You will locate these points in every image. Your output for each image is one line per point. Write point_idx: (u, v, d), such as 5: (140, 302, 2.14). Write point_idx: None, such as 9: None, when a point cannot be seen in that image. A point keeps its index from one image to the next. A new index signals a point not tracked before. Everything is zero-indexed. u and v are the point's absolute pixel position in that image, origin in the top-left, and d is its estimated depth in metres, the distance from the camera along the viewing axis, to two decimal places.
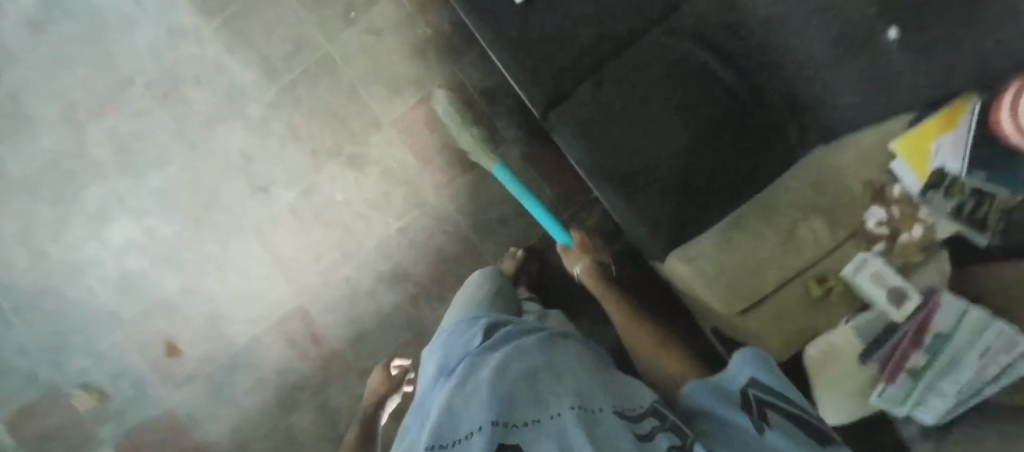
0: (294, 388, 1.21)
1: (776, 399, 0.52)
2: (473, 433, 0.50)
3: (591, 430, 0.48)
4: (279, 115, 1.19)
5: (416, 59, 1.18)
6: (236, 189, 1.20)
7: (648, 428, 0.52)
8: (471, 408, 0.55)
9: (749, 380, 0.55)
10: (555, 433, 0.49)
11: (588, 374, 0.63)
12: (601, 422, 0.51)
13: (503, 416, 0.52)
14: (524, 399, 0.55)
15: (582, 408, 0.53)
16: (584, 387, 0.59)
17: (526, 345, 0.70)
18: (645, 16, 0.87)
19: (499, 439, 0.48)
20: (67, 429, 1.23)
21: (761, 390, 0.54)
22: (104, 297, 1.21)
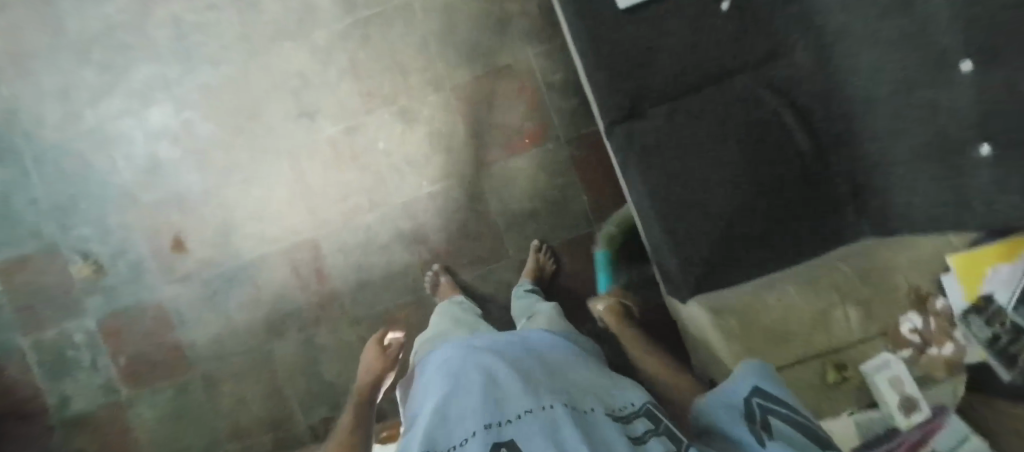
0: (285, 315, 1.21)
1: (779, 407, 0.52)
2: (467, 440, 0.54)
3: (583, 427, 0.53)
4: (345, 47, 1.16)
5: (495, 29, 1.14)
6: (282, 108, 1.17)
7: (640, 430, 0.56)
8: (464, 415, 0.59)
9: (751, 389, 0.54)
10: (548, 428, 0.53)
11: (575, 378, 0.68)
12: (593, 420, 0.56)
13: (495, 418, 0.56)
14: (512, 400, 0.60)
15: (572, 407, 0.57)
16: (572, 391, 0.63)
17: (514, 351, 0.75)
18: (742, 58, 0.85)
19: (493, 439, 0.53)
20: (55, 290, 1.23)
21: (767, 401, 0.53)
22: (127, 174, 1.21)
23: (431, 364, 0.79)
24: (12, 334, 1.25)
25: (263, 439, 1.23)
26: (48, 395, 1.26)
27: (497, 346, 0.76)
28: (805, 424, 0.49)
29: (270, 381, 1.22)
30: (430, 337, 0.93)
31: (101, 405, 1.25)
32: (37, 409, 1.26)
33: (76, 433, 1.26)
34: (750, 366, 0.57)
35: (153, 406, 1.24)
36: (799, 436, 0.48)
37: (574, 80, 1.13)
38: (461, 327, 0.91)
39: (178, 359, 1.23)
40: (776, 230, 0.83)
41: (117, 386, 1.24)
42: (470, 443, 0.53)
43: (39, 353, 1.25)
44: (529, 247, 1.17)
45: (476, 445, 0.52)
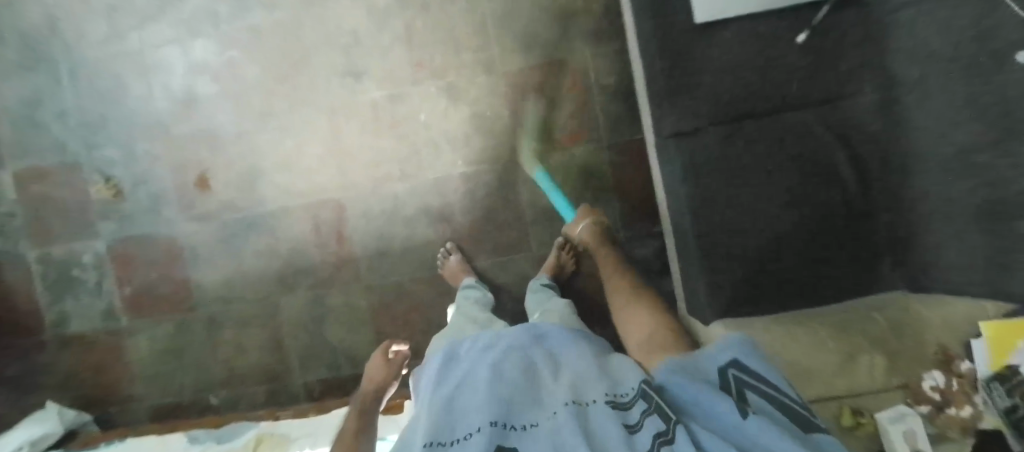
0: (298, 270, 1.19)
1: (755, 381, 0.49)
2: (471, 434, 0.51)
3: (585, 427, 0.47)
4: (403, 12, 1.14)
5: (557, 20, 1.12)
6: (328, 64, 1.15)
7: (637, 414, 0.49)
8: (470, 411, 0.56)
9: (729, 361, 0.51)
10: (550, 433, 0.48)
11: (584, 363, 0.63)
12: (596, 415, 0.49)
13: (501, 418, 0.52)
14: (519, 400, 0.56)
15: (576, 403, 0.52)
16: (580, 381, 0.57)
17: (526, 341, 0.72)
18: (809, 91, 0.84)
19: (496, 441, 0.49)
20: (70, 207, 1.21)
21: (743, 373, 0.50)
22: (161, 103, 1.19)
23: (447, 354, 0.77)
24: (19, 244, 1.23)
25: (256, 390, 1.22)
26: (47, 311, 1.24)
27: (510, 338, 0.74)
28: (785, 403, 0.47)
29: (273, 333, 1.21)
30: (443, 333, 0.90)
31: (99, 330, 1.24)
32: (34, 323, 1.25)
33: (70, 354, 1.25)
34: (726, 338, 0.54)
35: (151, 340, 1.23)
36: (779, 414, 0.45)
37: (627, 84, 1.12)
38: (474, 322, 0.90)
39: (183, 297, 1.22)
40: (809, 267, 0.85)
41: (117, 313, 1.23)
42: (472, 443, 0.50)
43: (45, 268, 1.23)
44: (552, 243, 1.16)
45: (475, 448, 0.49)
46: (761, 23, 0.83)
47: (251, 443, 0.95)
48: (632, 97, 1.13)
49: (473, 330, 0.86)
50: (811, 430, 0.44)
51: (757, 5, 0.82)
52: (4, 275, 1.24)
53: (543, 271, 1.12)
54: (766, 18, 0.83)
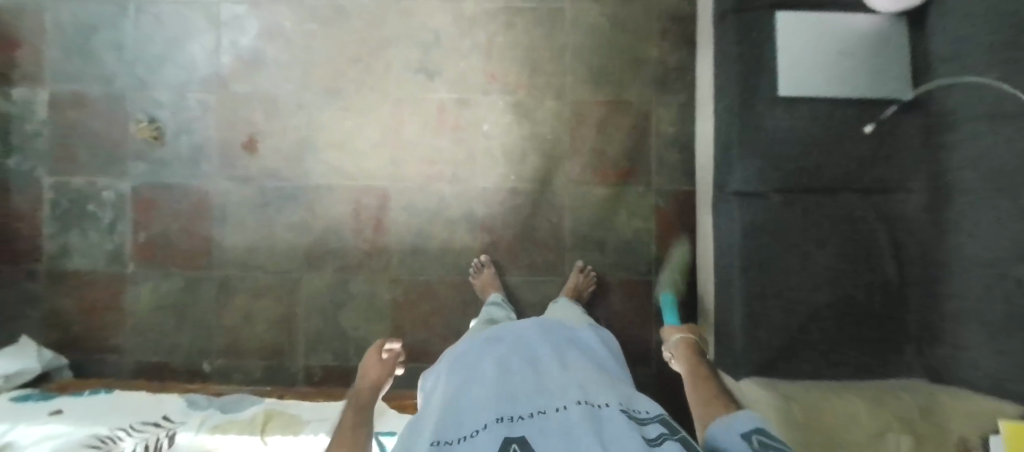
0: (328, 250, 1.17)
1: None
2: (478, 432, 0.50)
3: (598, 430, 0.48)
4: (487, 25, 1.17)
5: (632, 65, 1.17)
6: (404, 57, 1.17)
7: (655, 433, 0.51)
8: (476, 405, 0.55)
9: (753, 427, 0.54)
10: (563, 430, 0.49)
11: (591, 369, 0.65)
12: (609, 419, 0.51)
13: (508, 413, 0.52)
14: (525, 395, 0.56)
15: (587, 404, 0.53)
16: (586, 383, 0.59)
17: (532, 338, 0.72)
18: (866, 176, 0.90)
19: (503, 436, 0.48)
20: (104, 139, 1.17)
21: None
22: (225, 58, 1.17)
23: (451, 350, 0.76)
24: (37, 167, 1.17)
25: (253, 365, 1.17)
26: (48, 242, 1.17)
27: (515, 333, 0.74)
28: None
29: (287, 309, 1.17)
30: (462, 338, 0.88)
31: (101, 272, 1.17)
32: (30, 252, 1.18)
33: (63, 291, 1.18)
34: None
35: (153, 292, 1.17)
36: None
37: (686, 137, 1.17)
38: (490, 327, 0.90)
39: (199, 255, 1.17)
40: (840, 340, 0.90)
41: (125, 258, 1.17)
42: (481, 438, 0.49)
43: (58, 195, 1.17)
44: (573, 266, 1.18)
45: (485, 443, 0.48)
46: (839, 107, 0.90)
47: (260, 417, 0.89)
48: (687, 150, 1.18)
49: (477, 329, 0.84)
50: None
51: (839, 92, 0.89)
52: (11, 195, 1.17)
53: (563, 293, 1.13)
54: (845, 103, 0.90)
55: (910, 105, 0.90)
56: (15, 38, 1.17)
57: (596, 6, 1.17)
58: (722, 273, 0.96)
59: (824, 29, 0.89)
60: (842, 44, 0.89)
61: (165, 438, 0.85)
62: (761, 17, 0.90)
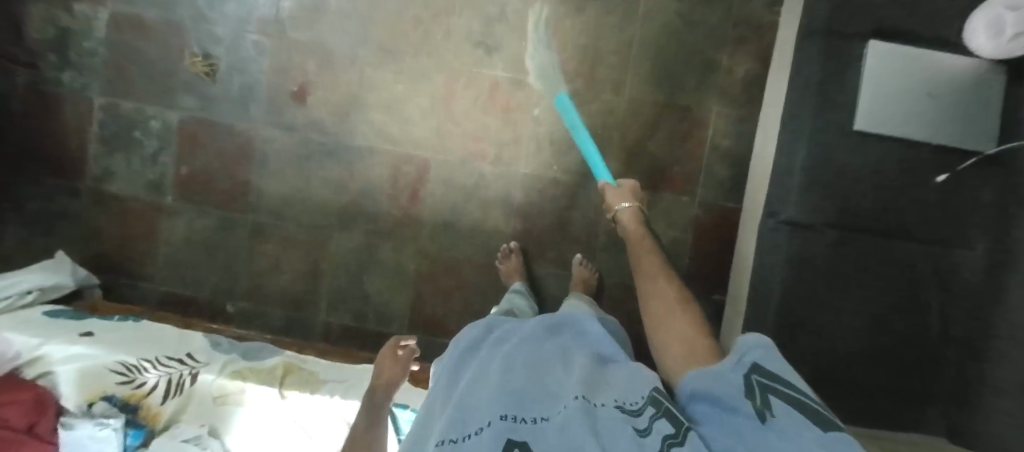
0: (362, 213, 1.17)
1: (782, 388, 0.44)
2: (483, 428, 0.46)
3: (597, 430, 0.43)
4: (557, 6, 1.12)
5: (699, 69, 1.12)
6: (467, 27, 1.12)
7: (648, 422, 0.44)
8: (479, 402, 0.51)
9: (751, 365, 0.47)
10: (562, 430, 0.43)
11: (592, 363, 0.58)
12: (608, 417, 0.45)
13: (510, 412, 0.48)
14: (528, 393, 0.51)
15: (587, 400, 0.47)
16: (590, 377, 0.53)
17: (537, 329, 0.66)
18: (926, 225, 0.86)
19: (508, 437, 0.44)
20: (158, 68, 1.16)
21: (768, 379, 0.45)
22: (286, 1, 1.13)
23: (459, 344, 0.71)
24: (90, 85, 1.17)
25: (275, 312, 1.19)
26: (93, 162, 1.19)
27: (520, 329, 0.68)
28: (813, 408, 0.41)
29: (315, 264, 1.18)
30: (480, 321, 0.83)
31: (140, 198, 1.19)
32: (76, 169, 1.19)
33: (103, 212, 1.20)
34: (751, 340, 0.50)
35: (188, 227, 1.19)
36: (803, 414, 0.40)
37: (741, 155, 1.13)
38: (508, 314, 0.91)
39: (236, 198, 1.18)
40: (866, 390, 0.88)
41: (165, 190, 1.19)
42: (484, 437, 0.45)
43: (108, 118, 1.18)
44: (571, 260, 1.16)
45: (485, 442, 0.44)
46: (914, 150, 0.85)
47: (280, 369, 0.92)
48: (740, 168, 1.14)
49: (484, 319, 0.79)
50: (835, 430, 0.38)
51: (916, 135, 0.84)
52: (64, 109, 1.18)
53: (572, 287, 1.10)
54: (923, 148, 0.85)
55: (987, 161, 0.85)
56: None
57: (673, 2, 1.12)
58: (757, 299, 0.94)
59: (918, 66, 0.84)
60: (934, 86, 0.84)
61: (188, 376, 0.90)
62: (850, 43, 0.86)
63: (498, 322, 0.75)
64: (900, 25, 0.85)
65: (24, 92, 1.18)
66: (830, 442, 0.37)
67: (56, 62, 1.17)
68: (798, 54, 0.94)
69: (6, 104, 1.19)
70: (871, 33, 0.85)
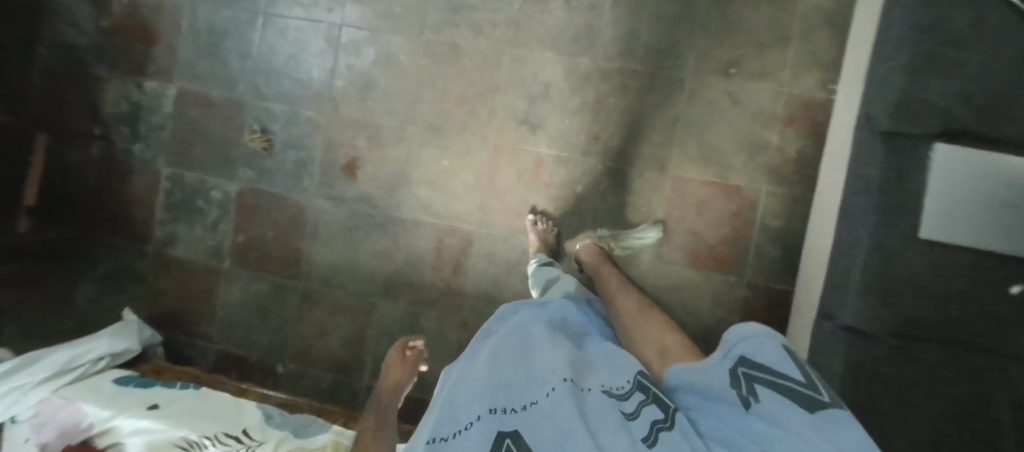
0: (406, 283, 1.20)
1: (767, 376, 0.46)
2: (471, 424, 0.46)
3: (585, 415, 0.44)
4: (600, 84, 1.13)
5: (749, 147, 1.09)
6: (512, 105, 1.15)
7: (636, 406, 0.47)
8: (467, 396, 0.51)
9: (737, 358, 0.49)
10: (551, 416, 0.44)
11: (577, 347, 0.59)
12: (596, 402, 0.46)
13: (500, 403, 0.48)
14: (515, 380, 0.52)
15: (574, 384, 0.49)
16: (574, 362, 0.55)
17: (522, 317, 0.66)
18: (1002, 338, 0.80)
19: (497, 430, 0.45)
20: (219, 141, 1.23)
21: (753, 370, 0.47)
22: (339, 81, 1.18)
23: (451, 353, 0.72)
24: (157, 156, 1.25)
25: (322, 375, 1.23)
26: (159, 228, 1.27)
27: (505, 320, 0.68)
28: (798, 393, 0.43)
29: (361, 330, 1.21)
30: None
31: (200, 263, 1.26)
32: (144, 234, 1.28)
33: (166, 274, 1.28)
34: (739, 330, 0.51)
35: (244, 291, 1.25)
36: (788, 401, 0.43)
37: (793, 236, 1.10)
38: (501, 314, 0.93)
39: (288, 265, 1.23)
40: None
41: (223, 255, 1.25)
42: (473, 434, 0.45)
43: (173, 187, 1.26)
44: None
45: (479, 437, 0.44)
46: (980, 259, 0.81)
47: (328, 448, 0.96)
48: (791, 249, 1.10)
49: None
50: (824, 410, 0.41)
51: (998, 246, 0.80)
52: (134, 179, 1.27)
53: (534, 250, 1.10)
54: (1000, 258, 0.80)
55: None
56: (151, 32, 1.23)
57: (721, 81, 1.10)
58: None
59: (992, 173, 0.79)
60: (1007, 194, 0.80)
61: None
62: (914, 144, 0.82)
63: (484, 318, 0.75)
64: (976, 126, 0.80)
65: (99, 163, 1.27)
66: (820, 425, 0.40)
67: (128, 135, 1.26)
68: (857, 148, 0.91)
69: (83, 174, 1.28)
70: (936, 135, 0.81)
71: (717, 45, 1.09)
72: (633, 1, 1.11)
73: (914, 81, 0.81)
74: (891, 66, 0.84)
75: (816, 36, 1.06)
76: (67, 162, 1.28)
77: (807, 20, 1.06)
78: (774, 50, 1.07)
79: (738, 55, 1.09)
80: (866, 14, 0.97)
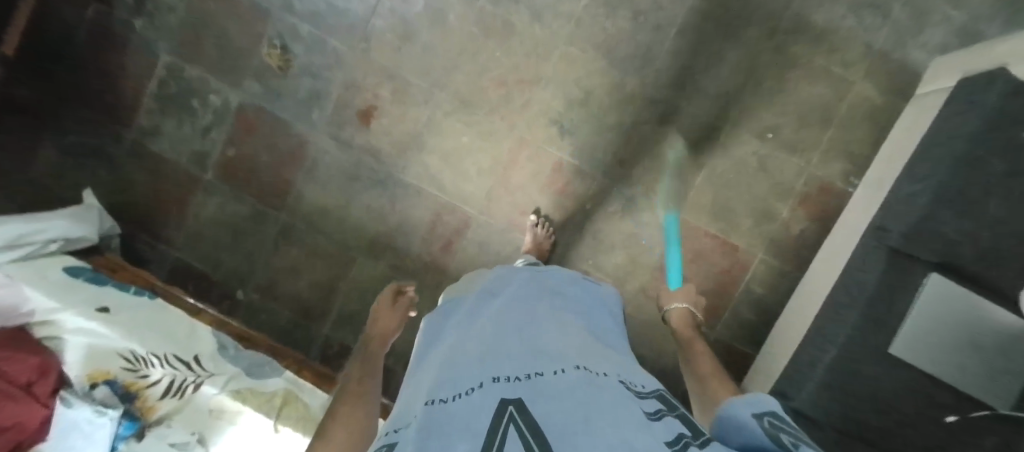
0: (393, 246, 1.18)
1: (801, 433, 0.35)
2: (472, 390, 0.41)
3: (598, 399, 0.37)
4: (640, 109, 1.11)
5: (758, 213, 1.12)
6: (547, 102, 1.12)
7: (655, 407, 0.40)
8: (470, 365, 0.46)
9: (766, 410, 0.38)
10: (558, 392, 0.39)
11: (589, 337, 0.53)
12: (611, 390, 0.40)
13: (505, 374, 0.43)
14: (522, 353, 0.46)
15: (588, 371, 0.43)
16: (585, 346, 0.49)
17: (524, 292, 0.62)
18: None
19: (501, 396, 0.39)
20: (233, 45, 1.14)
21: (782, 421, 0.36)
22: (379, 21, 1.11)
23: (442, 315, 0.67)
24: (160, 40, 1.15)
25: (282, 313, 1.20)
26: (144, 116, 1.18)
27: (510, 291, 0.63)
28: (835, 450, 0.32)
29: (334, 279, 1.19)
30: (462, 280, 0.78)
31: (181, 165, 1.19)
32: (125, 116, 1.18)
33: (139, 165, 1.19)
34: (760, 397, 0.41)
35: (222, 207, 1.19)
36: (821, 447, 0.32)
37: (770, 306, 1.14)
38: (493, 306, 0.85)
39: (276, 194, 1.18)
40: None
41: (208, 165, 1.18)
42: (475, 397, 0.39)
43: (169, 77, 1.16)
44: None
45: (482, 402, 0.38)
46: (926, 383, 0.84)
47: (279, 397, 0.94)
48: (765, 318, 1.14)
49: (461, 294, 0.70)
50: None
51: (948, 375, 0.83)
52: (127, 55, 1.16)
53: (526, 252, 1.09)
54: (943, 386, 0.84)
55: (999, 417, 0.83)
56: None
57: (755, 142, 1.10)
58: None
59: (962, 307, 0.83)
60: (977, 336, 0.83)
61: (192, 384, 0.91)
62: (914, 267, 0.85)
63: (474, 290, 0.70)
64: (974, 268, 0.84)
65: (90, 26, 1.16)
66: None
67: (132, 6, 1.14)
68: (860, 250, 0.94)
69: (70, 32, 1.16)
70: (936, 263, 0.85)
71: (763, 105, 1.09)
72: (697, 36, 1.09)
73: (936, 209, 0.83)
74: (923, 187, 0.85)
75: (853, 130, 1.08)
76: (56, 15, 1.16)
77: (851, 111, 1.08)
78: (812, 129, 1.09)
79: (777, 122, 1.09)
80: (908, 125, 1.00)
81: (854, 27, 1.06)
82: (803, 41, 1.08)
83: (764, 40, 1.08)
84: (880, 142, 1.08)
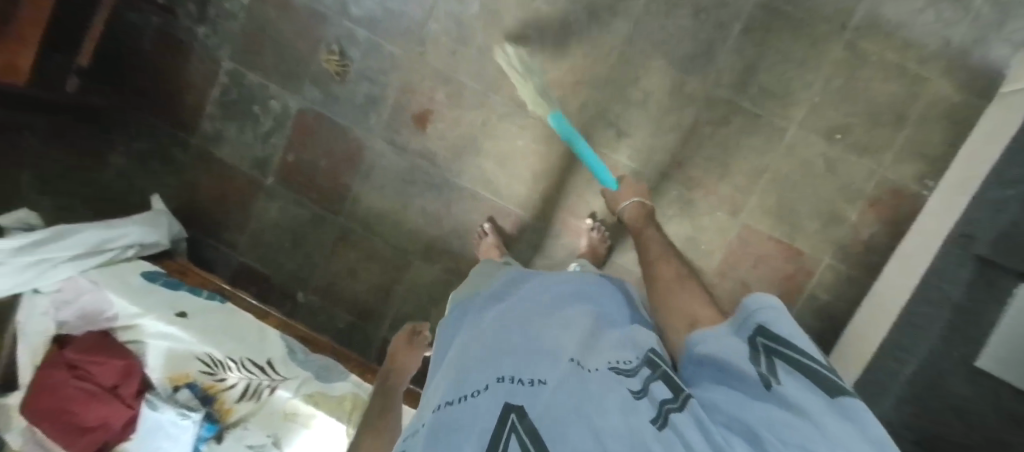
0: (447, 251, 1.18)
1: (790, 353, 0.35)
2: (476, 392, 0.41)
3: (590, 396, 0.37)
4: (702, 109, 1.08)
5: (825, 216, 1.08)
6: (605, 104, 1.10)
7: (642, 383, 0.39)
8: (472, 366, 0.45)
9: (756, 326, 0.38)
10: (556, 393, 0.38)
11: (583, 314, 0.52)
12: (604, 380, 0.39)
13: (509, 372, 0.42)
14: (520, 349, 0.46)
15: (580, 364, 0.42)
16: (580, 332, 0.48)
17: (529, 289, 0.61)
18: None
19: (503, 400, 0.38)
20: (291, 50, 1.15)
21: (772, 342, 0.37)
22: (435, 24, 1.11)
23: (453, 321, 0.66)
24: (221, 46, 1.17)
25: (340, 315, 1.22)
26: (206, 121, 1.21)
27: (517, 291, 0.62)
28: (821, 374, 0.33)
29: (390, 282, 1.20)
30: (471, 285, 0.78)
31: (242, 170, 1.21)
32: (188, 120, 1.21)
33: (201, 169, 1.22)
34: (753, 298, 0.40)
35: (281, 211, 1.21)
36: (805, 384, 0.32)
37: (834, 311, 1.11)
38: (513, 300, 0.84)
39: (335, 198, 1.19)
40: None
41: (268, 169, 1.20)
42: (479, 402, 0.39)
43: (229, 83, 1.18)
44: None
45: (484, 407, 0.38)
46: None
47: (347, 403, 0.96)
48: (829, 324, 1.11)
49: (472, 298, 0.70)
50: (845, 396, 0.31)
51: None
52: (189, 61, 1.19)
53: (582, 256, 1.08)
54: None
55: None
56: None
57: (822, 143, 1.06)
58: None
59: None
60: None
61: (266, 388, 0.94)
62: None
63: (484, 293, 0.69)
64: None
65: (156, 32, 1.19)
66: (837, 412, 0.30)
67: (194, 12, 1.17)
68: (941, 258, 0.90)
69: (136, 38, 1.20)
70: None
71: (831, 105, 1.05)
72: (762, 33, 1.05)
73: None
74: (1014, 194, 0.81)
75: (928, 130, 1.04)
76: (122, 21, 1.19)
77: (926, 110, 1.03)
78: (884, 130, 1.05)
79: (846, 122, 1.05)
80: (992, 127, 0.95)
81: (932, 21, 1.01)
82: (875, 37, 1.03)
83: (834, 37, 1.04)
84: (958, 144, 1.03)
